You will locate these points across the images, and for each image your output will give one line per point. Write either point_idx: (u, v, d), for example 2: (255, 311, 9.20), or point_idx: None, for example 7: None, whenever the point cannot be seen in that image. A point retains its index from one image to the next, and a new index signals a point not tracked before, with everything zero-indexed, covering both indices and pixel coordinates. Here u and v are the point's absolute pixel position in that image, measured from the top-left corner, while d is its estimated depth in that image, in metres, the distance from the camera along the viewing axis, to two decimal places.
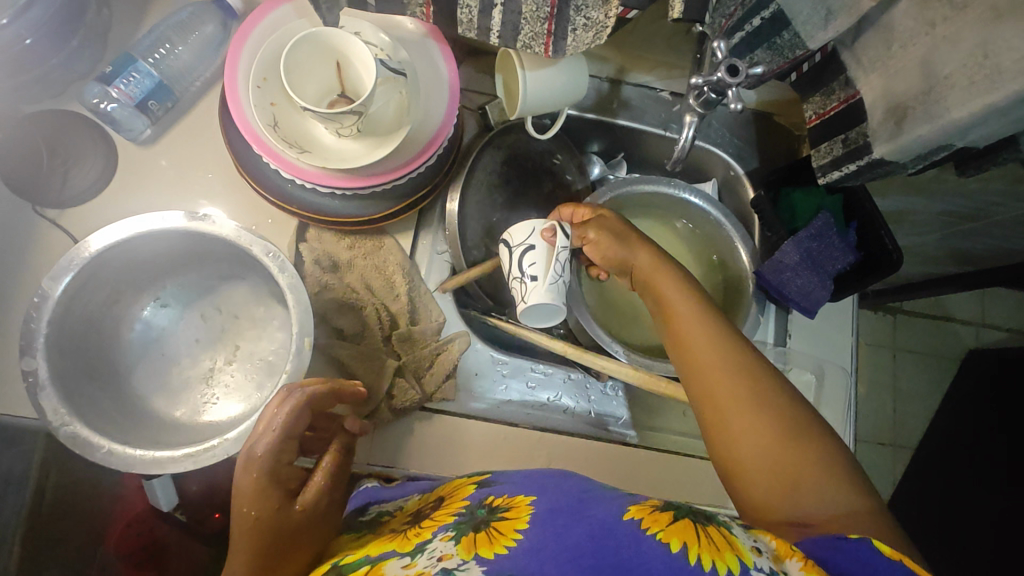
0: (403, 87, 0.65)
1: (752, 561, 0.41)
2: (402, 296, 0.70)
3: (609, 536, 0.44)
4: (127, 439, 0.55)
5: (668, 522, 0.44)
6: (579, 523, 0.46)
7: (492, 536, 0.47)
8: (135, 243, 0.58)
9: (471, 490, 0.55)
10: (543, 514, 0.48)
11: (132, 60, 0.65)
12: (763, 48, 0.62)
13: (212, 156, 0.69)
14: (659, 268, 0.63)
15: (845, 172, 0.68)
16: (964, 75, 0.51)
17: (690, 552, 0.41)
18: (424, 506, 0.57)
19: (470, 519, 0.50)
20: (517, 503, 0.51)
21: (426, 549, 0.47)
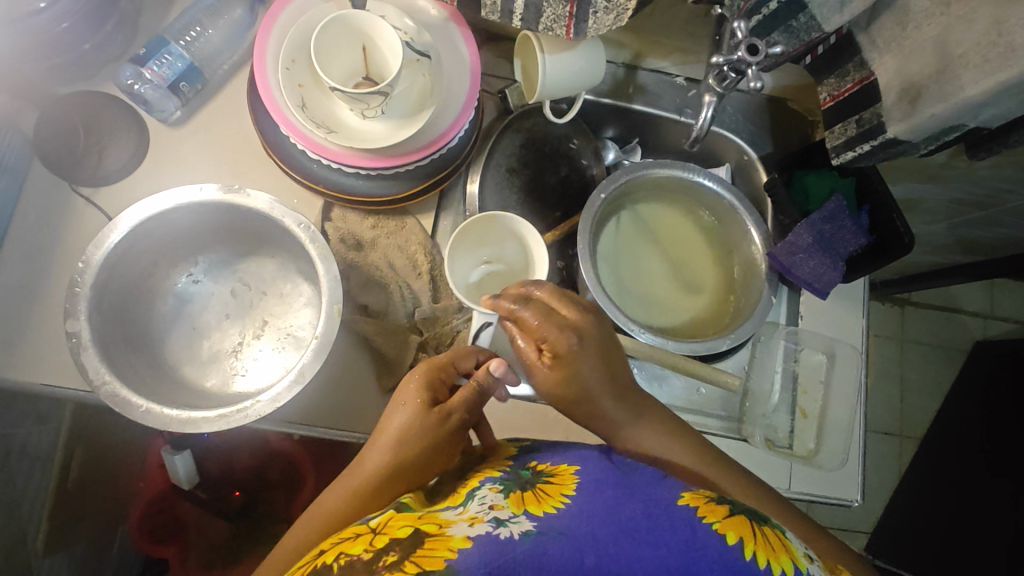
0: (426, 70, 0.68)
1: (805, 568, 0.45)
2: (424, 275, 0.72)
3: (665, 515, 0.46)
4: (165, 401, 0.59)
5: (723, 516, 0.47)
6: (631, 501, 0.48)
7: (540, 496, 0.49)
8: (174, 215, 0.62)
9: (512, 457, 0.59)
10: (590, 485, 0.51)
11: (165, 42, 0.67)
12: (780, 30, 0.63)
13: (241, 137, 0.71)
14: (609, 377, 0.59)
15: (858, 153, 0.69)
16: (978, 54, 0.52)
17: (746, 546, 0.44)
18: (466, 465, 0.60)
19: (515, 479, 0.53)
20: (560, 472, 0.54)
21: (476, 496, 0.49)
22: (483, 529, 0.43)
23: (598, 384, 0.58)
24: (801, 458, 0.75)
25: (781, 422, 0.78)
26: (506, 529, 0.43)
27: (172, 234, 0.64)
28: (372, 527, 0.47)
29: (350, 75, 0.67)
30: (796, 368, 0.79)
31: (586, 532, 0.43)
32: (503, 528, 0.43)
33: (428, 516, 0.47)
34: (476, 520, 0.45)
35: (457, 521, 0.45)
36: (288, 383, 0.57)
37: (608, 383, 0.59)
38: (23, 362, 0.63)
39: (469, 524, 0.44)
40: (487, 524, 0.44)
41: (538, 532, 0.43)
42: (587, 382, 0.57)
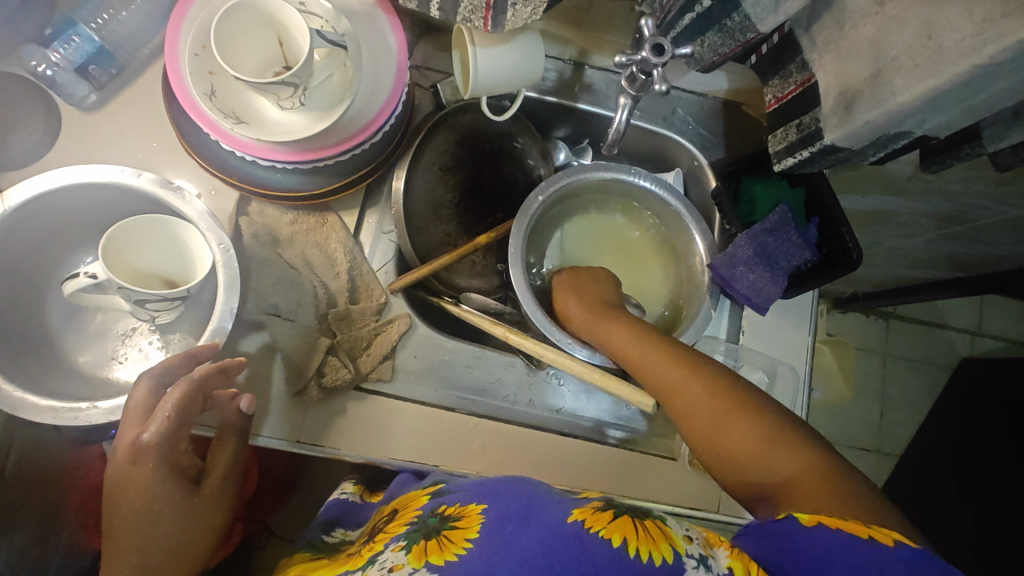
0: (346, 60, 0.64)
1: (682, 548, 0.45)
2: (342, 275, 0.70)
3: (557, 539, 0.42)
4: (29, 382, 0.59)
5: (608, 520, 0.44)
6: (528, 531, 0.43)
7: (442, 543, 0.45)
8: (85, 191, 0.62)
9: (425, 501, 0.53)
10: (494, 522, 0.45)
11: (72, 24, 0.65)
12: (713, 31, 0.59)
13: (157, 125, 0.68)
14: (598, 317, 0.66)
15: (799, 159, 0.65)
16: (909, 58, 0.48)
17: (628, 544, 0.42)
18: (379, 522, 0.54)
19: (421, 528, 0.47)
20: (469, 510, 0.48)
21: (377, 560, 0.46)
22: None
23: (588, 314, 0.67)
24: None
25: None
26: None
27: (81, 209, 0.64)
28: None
29: (266, 65, 0.64)
30: None
31: None
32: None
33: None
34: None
35: None
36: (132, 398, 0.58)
37: (598, 314, 0.66)
38: None
39: None
40: None
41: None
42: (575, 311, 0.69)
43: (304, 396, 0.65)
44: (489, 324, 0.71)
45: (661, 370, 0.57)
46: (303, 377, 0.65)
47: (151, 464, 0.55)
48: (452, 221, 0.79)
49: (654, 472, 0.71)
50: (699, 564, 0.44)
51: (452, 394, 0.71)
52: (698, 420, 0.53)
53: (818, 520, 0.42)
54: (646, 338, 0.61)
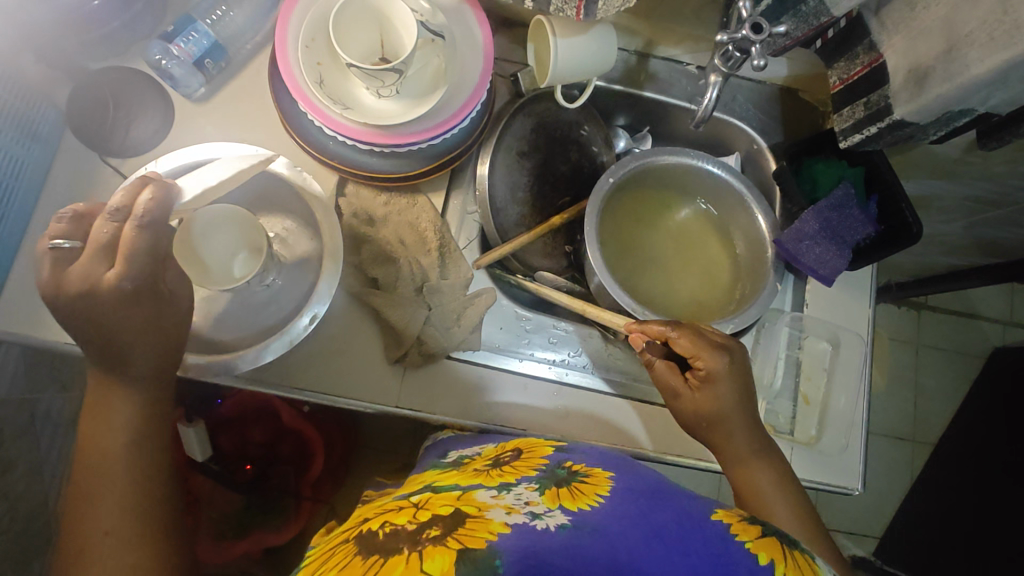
0: (440, 51, 0.70)
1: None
2: (433, 251, 0.74)
3: (699, 528, 0.48)
4: None
5: (756, 536, 0.49)
6: (664, 511, 0.50)
7: (574, 492, 0.52)
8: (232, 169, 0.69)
9: (549, 452, 0.61)
10: (623, 491, 0.53)
11: (191, 21, 0.70)
12: (788, 15, 0.64)
13: (262, 115, 0.74)
14: (755, 448, 0.65)
15: (865, 135, 0.69)
16: (984, 32, 0.52)
17: (776, 566, 0.46)
18: (502, 454, 0.62)
19: (551, 477, 0.55)
20: (595, 474, 0.56)
21: (513, 489, 0.52)
22: (520, 519, 0.46)
23: (749, 432, 0.66)
24: (802, 445, 0.75)
25: (783, 408, 0.77)
26: (542, 521, 0.46)
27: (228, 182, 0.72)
28: (413, 502, 0.52)
29: (367, 55, 0.69)
30: (800, 355, 0.78)
31: (619, 530, 0.46)
32: (539, 520, 0.46)
33: (466, 498, 0.51)
34: (513, 510, 0.48)
35: (494, 506, 0.49)
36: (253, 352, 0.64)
37: (747, 422, 0.66)
38: (46, 322, 0.65)
39: (507, 512, 0.47)
40: (525, 515, 0.47)
41: (573, 527, 0.46)
42: (721, 402, 0.64)
43: (405, 361, 0.70)
44: (563, 296, 0.76)
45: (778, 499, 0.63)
46: (405, 344, 0.70)
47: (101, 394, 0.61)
48: (526, 204, 0.83)
49: None
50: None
51: (532, 363, 0.75)
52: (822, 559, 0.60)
53: None
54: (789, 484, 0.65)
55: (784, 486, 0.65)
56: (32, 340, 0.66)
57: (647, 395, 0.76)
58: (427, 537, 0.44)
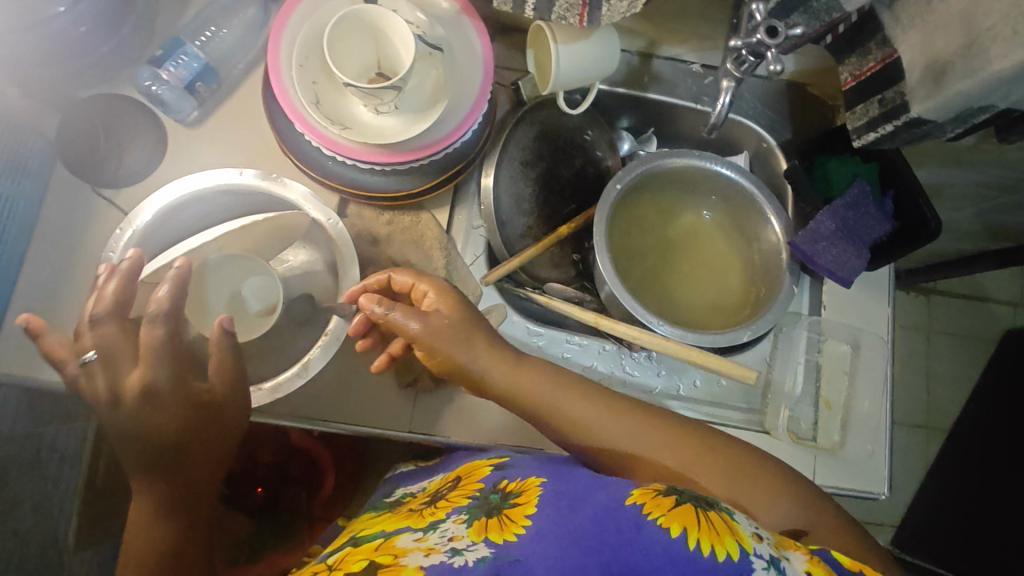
0: (439, 63, 0.68)
1: (752, 548, 0.44)
2: (440, 270, 0.72)
3: (612, 519, 0.46)
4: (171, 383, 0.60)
5: (669, 509, 0.45)
6: (583, 508, 0.48)
7: (502, 522, 0.51)
8: (207, 198, 0.63)
9: (486, 474, 0.60)
10: (551, 495, 0.51)
11: (179, 43, 0.68)
12: (798, 12, 0.61)
13: (258, 136, 0.72)
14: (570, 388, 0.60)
15: (880, 134, 0.67)
16: (1007, 26, 0.50)
17: (691, 536, 0.43)
18: (441, 487, 0.63)
19: (483, 505, 0.55)
20: (527, 486, 0.54)
21: (438, 527, 0.53)
22: (437, 559, 0.48)
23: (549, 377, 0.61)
24: (826, 452, 0.73)
25: (805, 414, 0.76)
26: (460, 558, 0.47)
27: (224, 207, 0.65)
28: (330, 564, 0.55)
29: (363, 70, 0.67)
30: (820, 359, 0.77)
31: (538, 558, 0.45)
32: (457, 557, 0.47)
33: (386, 547, 0.53)
34: (432, 550, 0.49)
35: (412, 551, 0.50)
36: (291, 375, 0.62)
37: (533, 375, 0.61)
38: (47, 363, 0.64)
39: (424, 554, 0.49)
40: (442, 554, 0.48)
41: (491, 559, 0.46)
42: (532, 393, 0.60)
43: (417, 385, 0.69)
44: (565, 303, 0.74)
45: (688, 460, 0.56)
46: (416, 368, 0.68)
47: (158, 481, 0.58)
48: (532, 215, 0.81)
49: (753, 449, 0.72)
50: (769, 565, 0.44)
51: None
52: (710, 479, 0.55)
53: (857, 567, 0.47)
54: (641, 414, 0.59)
55: (622, 414, 0.59)
56: (34, 382, 0.64)
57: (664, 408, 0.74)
58: None
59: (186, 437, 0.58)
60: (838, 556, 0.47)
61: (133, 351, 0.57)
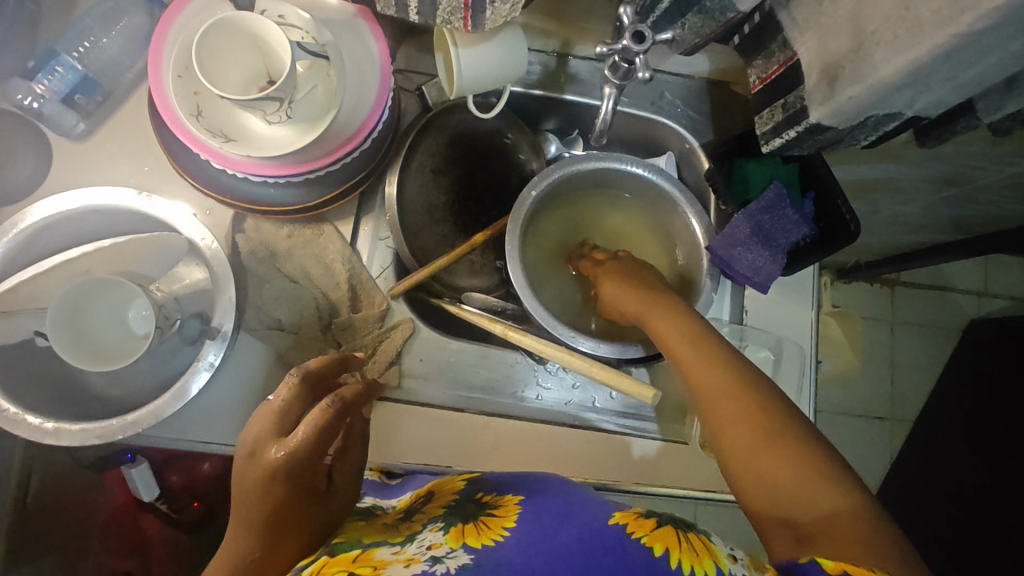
0: (329, 70, 0.64)
1: (727, 569, 0.44)
2: (343, 284, 0.70)
3: (597, 537, 0.45)
4: (44, 408, 0.58)
5: (652, 529, 0.46)
6: (565, 527, 0.46)
7: (479, 528, 0.48)
8: (77, 219, 0.61)
9: (460, 488, 0.58)
10: (530, 514, 0.49)
11: (53, 54, 0.65)
12: (693, 13, 0.59)
13: (149, 150, 0.69)
14: (673, 328, 0.58)
15: (786, 139, 0.64)
16: (889, 30, 0.47)
17: (672, 555, 0.43)
18: (413, 503, 0.58)
19: (459, 513, 0.52)
20: (505, 501, 0.53)
21: (416, 538, 0.48)
22: (419, 569, 0.42)
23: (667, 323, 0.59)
24: None
25: None
26: (441, 565, 0.42)
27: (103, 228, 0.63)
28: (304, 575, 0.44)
29: (250, 80, 0.64)
30: None
31: (522, 561, 0.42)
32: (438, 565, 0.42)
33: (364, 557, 0.46)
34: (413, 561, 0.44)
35: (392, 562, 0.44)
36: (163, 401, 0.58)
37: (673, 322, 0.59)
38: None
39: (405, 566, 0.43)
40: (423, 564, 0.43)
41: (474, 567, 0.42)
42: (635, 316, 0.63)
43: None
44: (471, 313, 0.72)
45: (723, 398, 0.51)
46: None
47: (236, 531, 0.49)
48: (447, 223, 0.78)
49: (666, 458, 0.71)
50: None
51: (461, 394, 0.72)
52: (733, 415, 0.49)
53: (845, 569, 0.38)
54: (711, 348, 0.55)
55: (711, 359, 0.54)
56: None
57: (579, 420, 0.72)
58: None
59: (264, 486, 0.48)
60: (824, 559, 0.39)
61: (277, 427, 0.51)
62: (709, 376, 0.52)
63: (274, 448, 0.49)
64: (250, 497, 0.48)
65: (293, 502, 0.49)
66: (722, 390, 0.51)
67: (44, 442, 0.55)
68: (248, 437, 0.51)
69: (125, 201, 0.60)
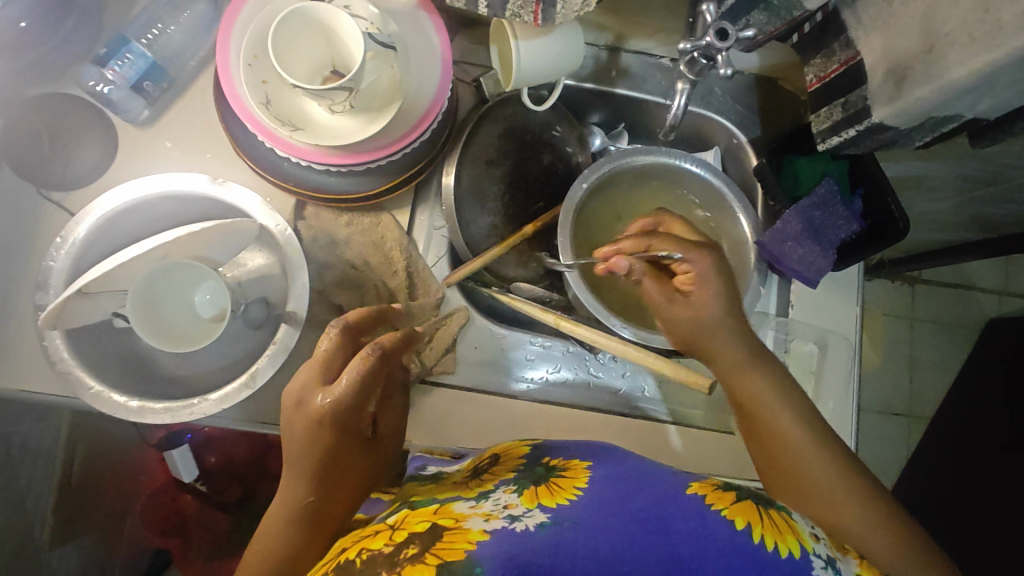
0: (393, 61, 0.65)
1: (810, 548, 0.47)
2: (400, 272, 0.72)
3: (674, 505, 0.46)
4: (124, 385, 0.61)
5: (731, 501, 0.46)
6: (638, 492, 0.47)
7: (552, 488, 0.49)
8: (154, 204, 0.63)
9: (526, 452, 0.59)
10: (601, 479, 0.50)
11: (125, 42, 0.66)
12: (759, 10, 0.60)
13: (212, 137, 0.70)
14: (742, 367, 0.60)
15: (844, 138, 0.65)
16: (964, 32, 0.48)
17: (754, 529, 0.44)
18: (480, 463, 0.60)
19: (529, 476, 0.52)
20: (573, 467, 0.53)
21: (490, 496, 0.49)
22: (499, 524, 0.43)
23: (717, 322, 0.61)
24: None
25: None
26: (522, 522, 0.43)
27: (177, 213, 0.65)
28: (389, 524, 0.47)
29: (315, 69, 0.66)
30: (786, 359, 0.76)
31: (598, 520, 0.43)
32: (518, 521, 0.43)
33: (443, 511, 0.47)
34: (492, 516, 0.44)
35: (472, 515, 0.45)
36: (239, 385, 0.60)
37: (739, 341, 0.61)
38: None
39: (485, 519, 0.44)
40: (503, 520, 0.43)
41: (553, 523, 0.43)
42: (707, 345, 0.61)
43: None
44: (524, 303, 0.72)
45: (776, 421, 0.58)
46: None
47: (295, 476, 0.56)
48: (498, 213, 0.79)
49: (716, 448, 0.72)
50: (827, 565, 0.46)
51: (512, 381, 0.74)
52: (784, 447, 0.57)
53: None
54: (776, 382, 0.60)
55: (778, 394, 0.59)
56: None
57: (628, 410, 0.74)
58: (404, 557, 0.39)
59: (315, 428, 0.55)
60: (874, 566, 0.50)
61: (322, 376, 0.56)
62: (771, 410, 0.58)
63: (320, 392, 0.55)
64: (302, 441, 0.55)
65: (342, 441, 0.56)
66: (775, 426, 0.58)
67: (127, 419, 0.58)
68: (295, 387, 0.56)
69: (198, 188, 0.62)
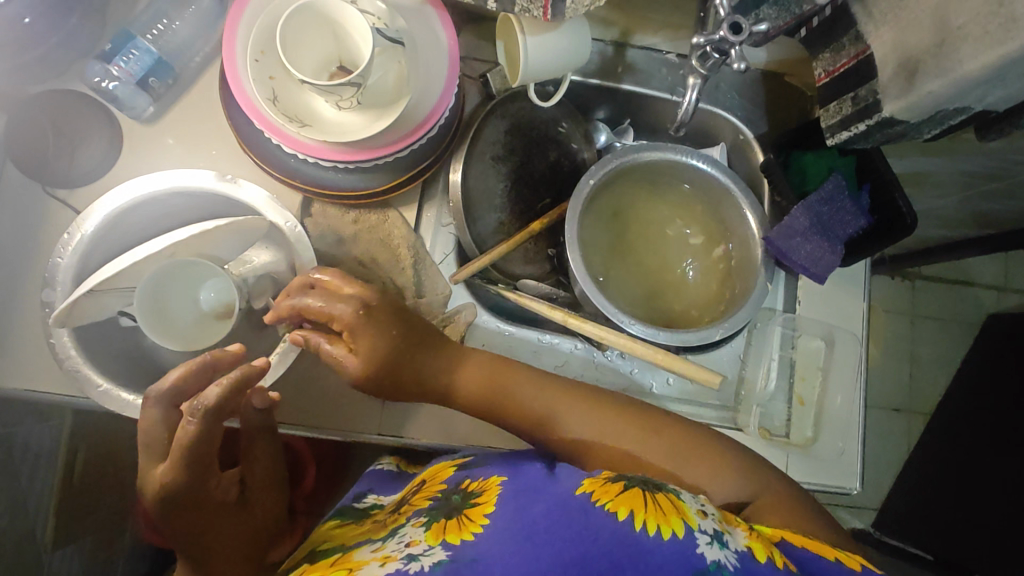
0: (401, 57, 0.66)
1: (697, 525, 0.45)
2: (408, 269, 0.71)
3: (563, 512, 0.45)
4: (131, 384, 0.60)
5: (617, 494, 0.46)
6: (536, 504, 0.47)
7: (461, 522, 0.48)
8: (163, 201, 0.62)
9: (450, 475, 0.60)
10: (508, 494, 0.50)
11: (130, 37, 0.66)
12: (769, 4, 0.60)
13: (218, 134, 0.69)
14: (504, 368, 0.62)
15: (853, 133, 0.65)
16: (978, 25, 0.48)
17: (635, 516, 0.43)
18: (407, 494, 0.61)
19: (443, 507, 0.52)
20: (486, 486, 0.53)
21: (397, 533, 0.50)
22: (394, 566, 0.44)
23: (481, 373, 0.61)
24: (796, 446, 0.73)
25: (777, 412, 0.75)
26: (417, 563, 0.43)
27: (186, 209, 0.64)
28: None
29: (322, 64, 0.66)
30: (794, 355, 0.76)
31: (495, 546, 0.43)
32: (414, 562, 0.43)
33: (346, 559, 0.50)
34: (389, 558, 0.46)
35: (370, 561, 0.47)
36: None
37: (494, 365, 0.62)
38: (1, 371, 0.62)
39: (381, 564, 0.45)
40: (399, 561, 0.44)
41: (450, 560, 0.43)
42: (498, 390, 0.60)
43: None
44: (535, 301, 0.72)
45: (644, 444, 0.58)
46: None
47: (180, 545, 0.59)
48: (504, 210, 0.79)
49: None
50: (714, 539, 0.44)
51: None
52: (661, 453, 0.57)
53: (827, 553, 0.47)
54: (556, 391, 0.61)
55: (574, 407, 0.60)
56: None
57: None
58: None
59: (183, 500, 0.56)
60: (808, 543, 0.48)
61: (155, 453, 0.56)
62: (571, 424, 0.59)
63: (160, 468, 0.55)
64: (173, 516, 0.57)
65: (199, 508, 0.57)
66: (649, 438, 0.58)
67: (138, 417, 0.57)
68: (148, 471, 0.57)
69: (207, 184, 0.61)
